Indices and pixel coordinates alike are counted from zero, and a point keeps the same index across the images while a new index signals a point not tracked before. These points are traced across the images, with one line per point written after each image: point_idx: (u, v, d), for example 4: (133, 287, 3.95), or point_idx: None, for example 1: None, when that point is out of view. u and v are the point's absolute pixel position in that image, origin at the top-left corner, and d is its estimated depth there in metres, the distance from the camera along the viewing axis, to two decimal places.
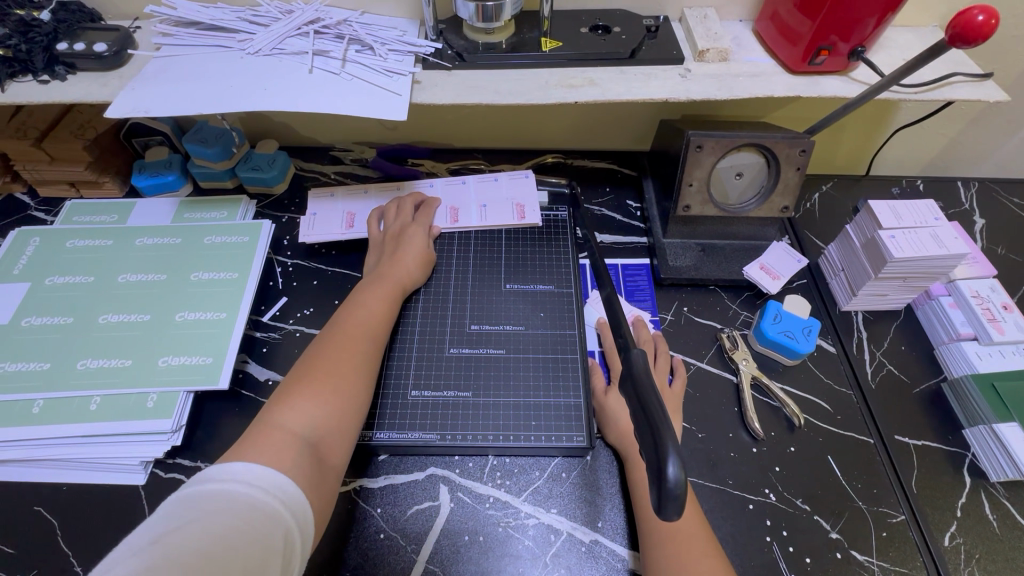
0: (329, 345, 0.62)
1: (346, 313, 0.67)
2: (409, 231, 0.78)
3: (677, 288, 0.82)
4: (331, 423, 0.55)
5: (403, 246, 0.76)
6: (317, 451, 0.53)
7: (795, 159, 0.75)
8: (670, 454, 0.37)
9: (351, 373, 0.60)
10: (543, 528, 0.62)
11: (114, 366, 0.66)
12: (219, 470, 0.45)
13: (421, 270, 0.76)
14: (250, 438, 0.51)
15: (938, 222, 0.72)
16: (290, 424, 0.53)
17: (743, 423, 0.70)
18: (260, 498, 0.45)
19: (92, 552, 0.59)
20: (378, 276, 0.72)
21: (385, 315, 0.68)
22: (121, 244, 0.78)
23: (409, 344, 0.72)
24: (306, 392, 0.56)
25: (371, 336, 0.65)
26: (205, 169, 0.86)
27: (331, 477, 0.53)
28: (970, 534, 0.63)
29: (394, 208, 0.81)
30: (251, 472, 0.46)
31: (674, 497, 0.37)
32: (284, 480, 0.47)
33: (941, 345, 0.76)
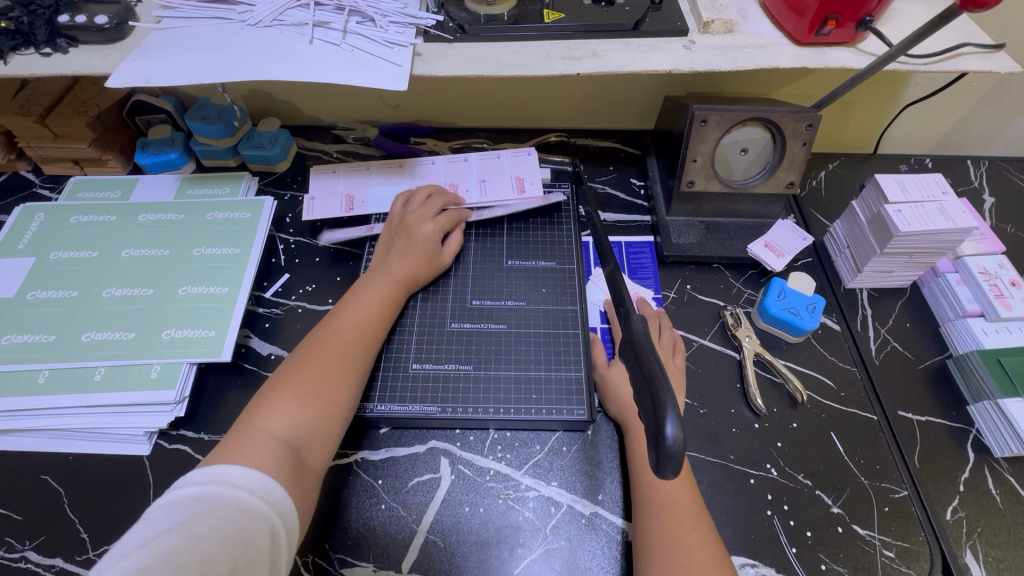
0: (321, 340, 0.62)
1: (342, 307, 0.66)
2: (420, 221, 0.74)
3: (680, 266, 0.81)
4: (319, 421, 0.56)
5: (415, 232, 0.73)
6: (302, 449, 0.53)
7: (801, 134, 0.73)
8: (668, 413, 0.37)
9: (340, 370, 0.59)
10: (543, 501, 0.62)
11: (117, 339, 0.67)
12: (203, 473, 0.47)
13: (430, 262, 0.73)
14: (236, 438, 0.52)
15: (946, 196, 0.71)
16: (277, 423, 0.53)
17: (745, 399, 0.70)
18: (246, 499, 0.46)
19: (99, 519, 0.60)
20: (382, 267, 0.71)
21: (383, 310, 0.67)
22: (123, 220, 0.78)
23: (411, 326, 0.72)
24: (292, 391, 0.56)
25: (364, 334, 0.64)
26: (208, 147, 0.86)
27: (313, 477, 0.53)
28: (973, 509, 0.63)
29: (422, 197, 0.77)
30: (236, 474, 0.47)
31: (672, 457, 0.36)
32: (269, 479, 0.48)
33: (947, 321, 0.75)
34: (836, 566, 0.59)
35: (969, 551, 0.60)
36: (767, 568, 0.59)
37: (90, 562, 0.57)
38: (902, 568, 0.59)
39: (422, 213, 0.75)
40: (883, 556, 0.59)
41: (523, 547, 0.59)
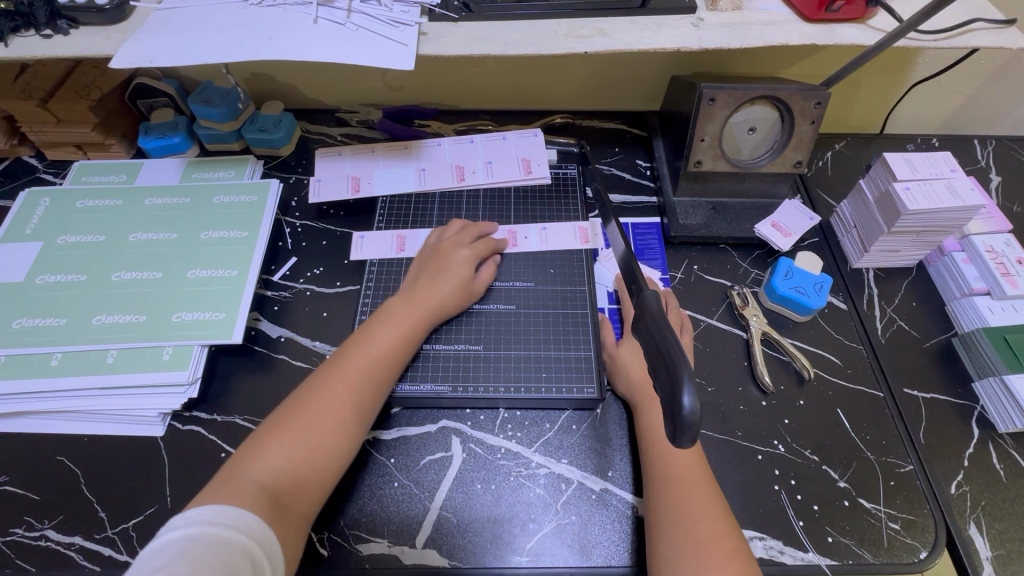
0: (326, 378, 0.59)
1: (360, 335, 0.63)
2: (452, 251, 0.71)
3: (687, 246, 0.82)
4: (310, 466, 0.55)
5: (447, 265, 0.70)
6: (290, 494, 0.53)
7: (809, 112, 0.73)
8: (685, 385, 0.37)
9: (339, 412, 0.57)
10: (554, 478, 0.63)
11: (128, 322, 0.67)
12: (182, 517, 0.47)
13: (457, 294, 0.69)
14: (229, 474, 0.52)
15: (954, 173, 0.71)
16: (269, 465, 0.53)
17: (753, 376, 0.70)
18: (224, 534, 0.47)
19: (117, 498, 0.61)
20: (409, 296, 0.67)
21: (401, 344, 0.63)
22: (129, 204, 0.77)
23: (440, 353, 0.68)
24: (290, 432, 0.55)
25: (376, 369, 0.61)
26: (211, 130, 0.85)
27: (299, 520, 0.53)
28: (977, 482, 0.64)
29: (456, 227, 0.75)
30: (213, 513, 0.48)
31: (689, 427, 0.37)
32: (250, 521, 0.48)
33: (953, 300, 0.76)
34: (842, 539, 0.60)
35: (972, 522, 0.61)
36: (775, 541, 0.60)
37: (110, 539, 0.58)
38: (907, 539, 0.60)
39: (455, 243, 0.72)
40: (888, 528, 0.61)
41: (534, 522, 0.60)
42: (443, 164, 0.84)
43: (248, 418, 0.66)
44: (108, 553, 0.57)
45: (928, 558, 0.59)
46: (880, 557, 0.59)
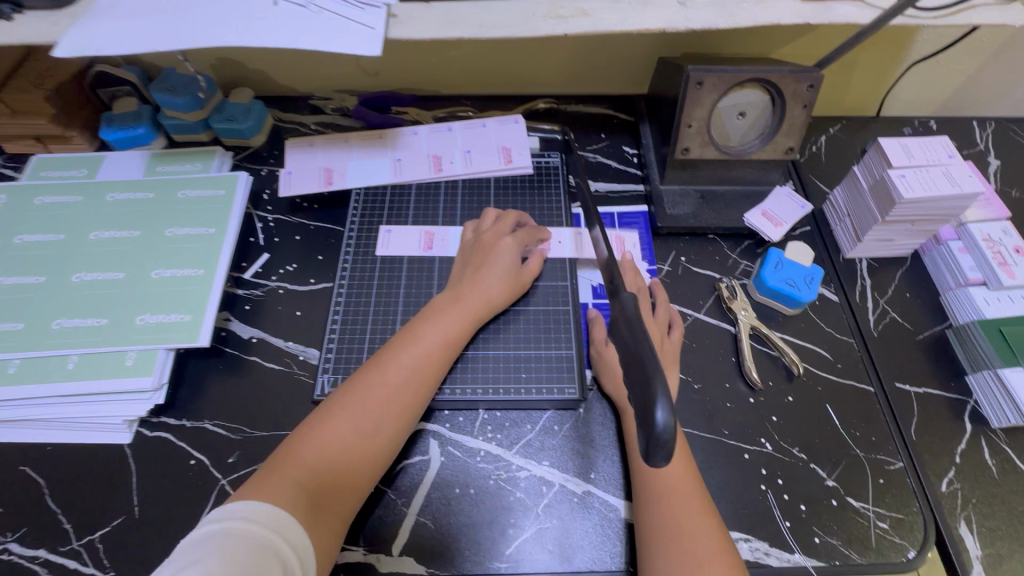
0: (371, 377, 0.57)
1: (403, 333, 0.61)
2: (498, 246, 0.68)
3: (675, 237, 0.79)
4: (349, 467, 0.53)
5: (489, 259, 0.67)
6: (330, 495, 0.51)
7: (802, 95, 0.70)
8: (659, 401, 0.35)
9: (383, 414, 0.56)
10: (535, 481, 0.61)
11: (89, 325, 0.64)
12: (221, 510, 0.46)
13: (502, 294, 0.66)
14: (270, 470, 0.50)
15: (952, 159, 0.68)
16: (309, 464, 0.51)
17: (741, 372, 0.68)
18: (256, 531, 0.44)
19: (81, 509, 0.58)
20: (454, 292, 0.65)
21: (447, 342, 0.61)
22: (90, 200, 0.74)
23: (480, 355, 0.67)
24: (332, 432, 0.53)
25: (421, 369, 0.59)
26: (176, 120, 0.81)
27: (336, 521, 0.51)
28: (968, 479, 0.62)
29: (492, 218, 0.72)
30: (251, 508, 0.46)
31: (662, 444, 0.34)
32: (286, 520, 0.46)
33: (947, 291, 0.73)
34: (829, 539, 0.58)
35: (962, 521, 0.60)
36: (761, 543, 0.58)
37: (75, 551, 0.56)
38: (896, 539, 0.59)
39: (501, 237, 0.69)
40: (877, 527, 0.59)
41: (515, 527, 0.59)
42: (420, 154, 0.80)
43: (218, 423, 0.64)
44: (73, 566, 0.56)
45: (917, 557, 0.58)
46: (868, 557, 0.58)
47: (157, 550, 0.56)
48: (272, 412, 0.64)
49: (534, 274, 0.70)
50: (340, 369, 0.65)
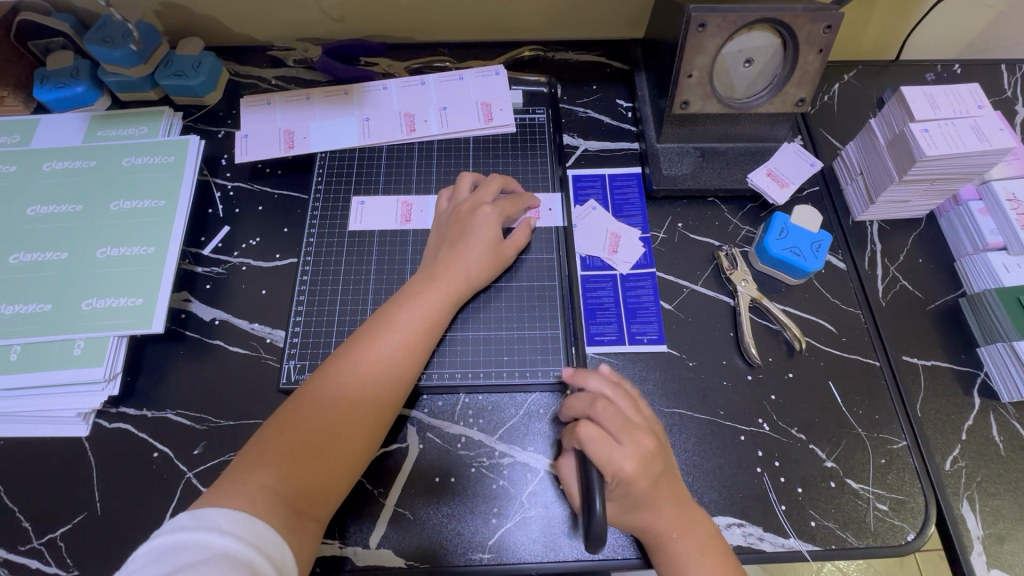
0: (346, 371, 0.53)
1: (376, 319, 0.56)
2: (479, 217, 0.61)
3: (671, 201, 0.72)
4: (328, 467, 0.49)
5: (469, 233, 0.61)
6: (308, 501, 0.47)
7: (817, 38, 0.62)
8: (596, 492, 0.45)
9: (357, 410, 0.52)
10: (520, 467, 0.58)
11: (32, 312, 0.60)
12: (192, 517, 0.41)
13: (485, 270, 0.61)
14: (238, 473, 0.46)
15: (981, 110, 0.62)
16: (284, 468, 0.47)
17: (739, 349, 0.64)
18: (234, 547, 0.40)
19: (40, 507, 0.55)
20: (431, 271, 0.59)
21: (425, 328, 0.57)
22: (24, 170, 0.67)
23: (461, 337, 0.62)
24: (305, 432, 0.49)
25: (396, 358, 0.54)
26: (119, 77, 0.72)
27: (314, 523, 0.48)
28: (973, 457, 0.59)
29: (469, 183, 0.65)
30: (226, 518, 0.42)
31: (596, 532, 0.44)
32: (266, 531, 0.43)
33: (963, 256, 0.68)
34: (825, 522, 0.56)
35: (965, 501, 0.58)
36: (755, 527, 0.56)
37: (37, 551, 0.54)
38: (895, 521, 0.56)
39: (481, 207, 0.62)
40: (876, 510, 0.57)
41: (498, 516, 0.56)
42: (391, 112, 0.73)
43: (181, 413, 0.60)
44: (35, 565, 0.53)
45: (916, 540, 0.55)
46: (865, 540, 0.55)
47: (122, 547, 0.54)
48: (238, 400, 0.60)
49: (518, 248, 0.64)
50: (307, 355, 0.61)
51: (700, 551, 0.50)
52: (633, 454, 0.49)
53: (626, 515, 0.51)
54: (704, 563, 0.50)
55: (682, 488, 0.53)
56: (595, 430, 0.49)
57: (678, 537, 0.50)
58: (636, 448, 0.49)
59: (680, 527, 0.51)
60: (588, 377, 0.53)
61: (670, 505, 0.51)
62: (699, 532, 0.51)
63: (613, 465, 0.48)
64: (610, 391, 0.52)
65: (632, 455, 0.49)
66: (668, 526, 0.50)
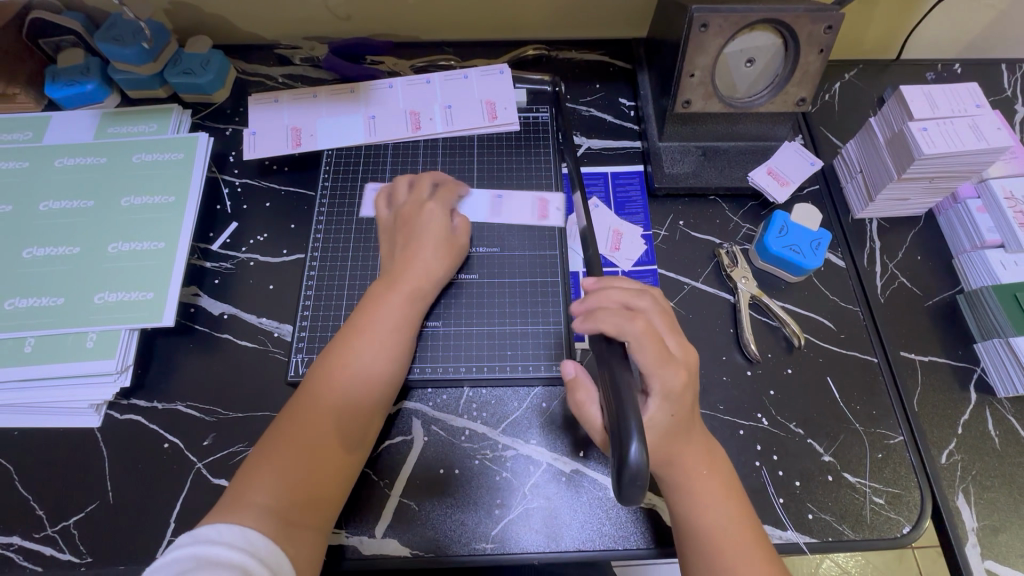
0: (320, 391, 0.53)
1: (341, 338, 0.57)
2: (421, 217, 0.62)
3: (672, 199, 0.73)
4: (317, 481, 0.50)
5: (412, 237, 0.61)
6: (304, 510, 0.49)
7: (818, 38, 0.62)
8: (631, 436, 0.42)
9: (337, 426, 0.52)
10: (522, 459, 0.59)
11: (45, 306, 0.61)
12: (194, 533, 0.43)
13: (442, 269, 0.61)
14: (228, 500, 0.47)
15: (980, 109, 0.62)
16: (272, 487, 0.48)
17: (739, 345, 0.65)
18: (230, 555, 0.42)
19: (54, 496, 0.57)
20: (390, 279, 0.60)
21: (394, 340, 0.57)
22: (37, 166, 0.68)
23: (463, 333, 0.63)
24: (288, 453, 0.50)
25: (364, 370, 0.55)
26: (128, 75, 0.73)
27: (316, 532, 0.49)
28: (969, 451, 0.60)
29: (406, 183, 0.66)
30: (226, 531, 0.44)
31: (635, 476, 0.41)
32: (258, 538, 0.44)
33: (961, 253, 0.69)
34: (822, 515, 0.57)
35: (960, 494, 0.59)
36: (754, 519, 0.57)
37: (51, 538, 0.55)
38: (892, 514, 0.57)
39: (424, 205, 0.63)
40: (872, 503, 0.58)
41: (501, 507, 0.57)
42: (396, 109, 0.74)
43: (190, 404, 0.61)
44: (49, 552, 0.54)
45: (912, 532, 0.56)
46: (862, 532, 0.56)
47: (134, 535, 0.55)
48: (246, 392, 0.61)
49: (467, 236, 0.65)
50: (314, 349, 0.62)
51: (718, 506, 0.50)
52: (680, 356, 0.52)
53: (664, 443, 0.50)
54: (729, 505, 0.50)
55: (704, 431, 0.54)
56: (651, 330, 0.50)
57: (703, 474, 0.51)
58: (681, 353, 0.52)
59: (705, 462, 0.52)
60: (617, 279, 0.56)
61: (695, 438, 0.52)
62: (725, 496, 0.51)
63: (666, 368, 0.50)
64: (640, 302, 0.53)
65: (680, 356, 0.52)
66: (696, 468, 0.51)
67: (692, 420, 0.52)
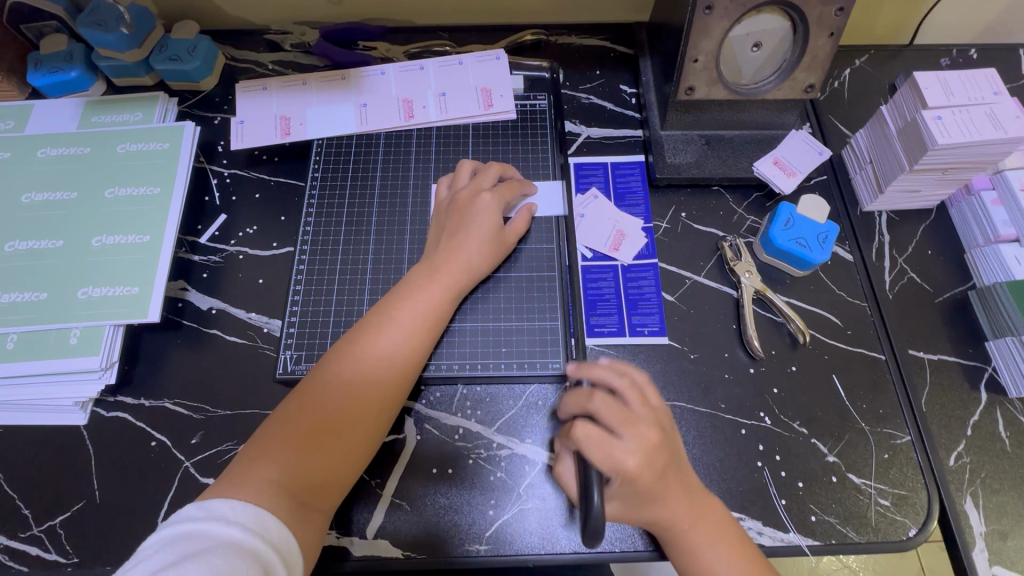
0: (348, 365, 0.52)
1: (373, 318, 0.55)
2: (479, 206, 0.60)
3: (674, 190, 0.71)
4: (331, 462, 0.49)
5: (469, 222, 0.59)
6: (313, 493, 0.47)
7: (829, 21, 0.59)
8: (591, 487, 0.43)
9: (356, 409, 0.51)
10: (517, 459, 0.58)
11: (28, 300, 0.59)
12: (201, 507, 0.42)
13: (486, 260, 0.60)
14: (242, 467, 0.46)
15: (998, 97, 0.60)
16: (287, 462, 0.47)
17: (741, 341, 0.63)
18: (239, 536, 0.41)
19: (39, 496, 0.56)
20: (433, 261, 0.58)
21: (424, 326, 0.55)
22: (18, 156, 0.66)
23: (459, 331, 0.61)
24: (307, 428, 0.49)
25: (393, 356, 0.53)
26: (113, 61, 0.71)
27: (319, 517, 0.48)
28: (978, 452, 0.59)
29: (469, 171, 0.64)
30: (233, 509, 0.42)
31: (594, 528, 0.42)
32: (271, 521, 0.43)
33: (974, 248, 0.66)
34: (826, 517, 0.55)
35: (968, 496, 0.57)
36: (755, 521, 0.55)
37: (37, 538, 0.54)
38: (897, 517, 0.55)
39: (481, 193, 0.61)
40: (877, 505, 0.56)
41: (496, 508, 0.56)
42: (388, 98, 0.71)
43: (178, 402, 0.59)
44: (34, 552, 0.53)
45: (918, 535, 0.55)
46: (866, 536, 0.55)
47: (120, 535, 0.54)
48: (235, 389, 0.60)
49: (518, 235, 0.63)
50: (304, 345, 0.60)
51: (712, 539, 0.50)
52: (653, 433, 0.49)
53: (643, 504, 0.49)
54: (720, 550, 0.50)
55: (688, 476, 0.51)
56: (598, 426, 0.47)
57: (691, 528, 0.50)
58: (649, 434, 0.48)
59: (691, 517, 0.50)
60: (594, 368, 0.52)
61: (676, 493, 0.49)
62: (712, 522, 0.50)
63: (625, 455, 0.47)
64: (619, 382, 0.51)
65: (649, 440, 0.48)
66: (681, 514, 0.49)
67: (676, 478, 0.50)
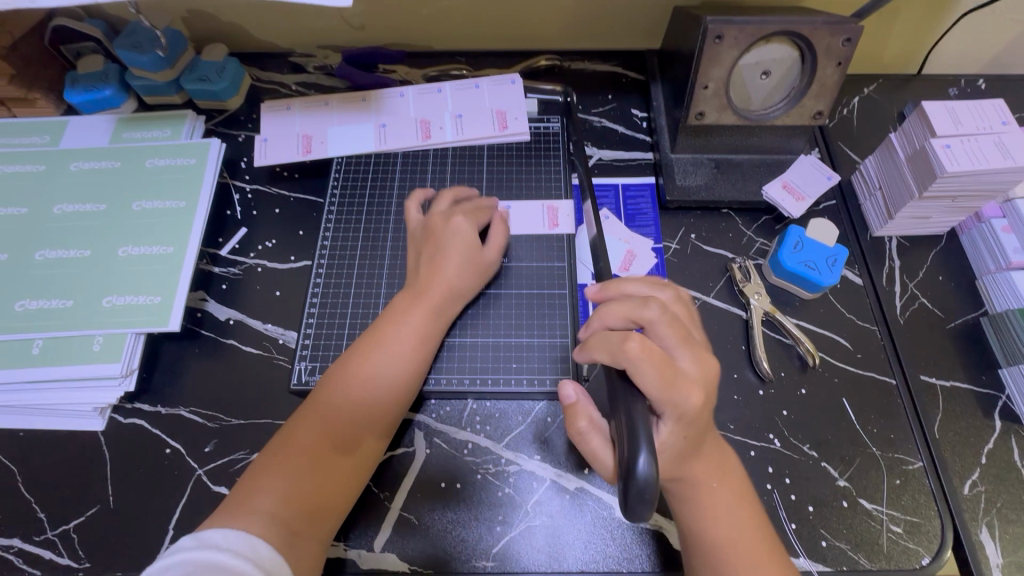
0: (335, 393, 0.53)
1: (360, 344, 0.56)
2: (456, 229, 0.61)
3: (684, 211, 0.72)
4: (324, 489, 0.50)
5: (450, 245, 0.60)
6: (308, 522, 0.48)
7: (836, 50, 0.61)
8: (641, 447, 0.41)
9: (345, 436, 0.52)
10: (526, 476, 0.58)
11: (55, 307, 0.61)
12: (194, 537, 0.42)
13: (469, 280, 0.60)
14: (237, 498, 0.48)
15: (1006, 126, 0.61)
16: (279, 490, 0.48)
17: (750, 362, 0.63)
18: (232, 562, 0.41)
19: (55, 500, 0.57)
20: (416, 287, 0.59)
21: (409, 352, 0.56)
22: (52, 169, 0.69)
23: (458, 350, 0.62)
24: (299, 458, 0.50)
25: (376, 379, 0.54)
26: (145, 81, 0.74)
27: (316, 546, 0.48)
28: (993, 480, 0.58)
29: (458, 196, 0.66)
30: (225, 539, 0.43)
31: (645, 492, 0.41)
32: (264, 548, 0.44)
33: (985, 275, 0.67)
34: (837, 543, 0.55)
35: (983, 526, 0.56)
36: None
37: (51, 542, 0.55)
38: (910, 545, 0.55)
39: (457, 217, 0.62)
40: (890, 531, 0.55)
41: (502, 524, 0.56)
42: (407, 118, 0.74)
43: (194, 410, 0.60)
44: (47, 556, 0.54)
45: (932, 564, 0.54)
46: (878, 563, 0.54)
47: (132, 540, 0.55)
48: (250, 399, 0.61)
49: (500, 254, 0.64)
50: (318, 357, 0.61)
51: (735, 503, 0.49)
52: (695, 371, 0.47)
53: (673, 464, 0.47)
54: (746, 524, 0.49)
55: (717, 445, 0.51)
56: (651, 347, 0.45)
57: (715, 488, 0.49)
58: (696, 367, 0.47)
59: (716, 476, 0.50)
60: (624, 285, 0.52)
61: (709, 451, 0.50)
62: (733, 487, 0.50)
63: (675, 390, 0.45)
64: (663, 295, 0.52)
65: (695, 372, 0.47)
66: (707, 474, 0.49)
67: (704, 436, 0.49)
